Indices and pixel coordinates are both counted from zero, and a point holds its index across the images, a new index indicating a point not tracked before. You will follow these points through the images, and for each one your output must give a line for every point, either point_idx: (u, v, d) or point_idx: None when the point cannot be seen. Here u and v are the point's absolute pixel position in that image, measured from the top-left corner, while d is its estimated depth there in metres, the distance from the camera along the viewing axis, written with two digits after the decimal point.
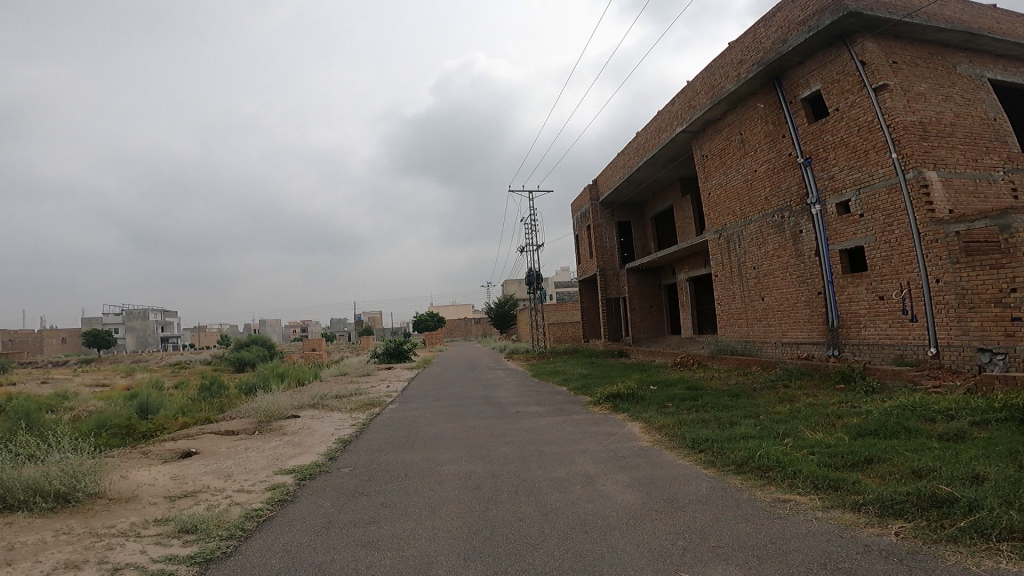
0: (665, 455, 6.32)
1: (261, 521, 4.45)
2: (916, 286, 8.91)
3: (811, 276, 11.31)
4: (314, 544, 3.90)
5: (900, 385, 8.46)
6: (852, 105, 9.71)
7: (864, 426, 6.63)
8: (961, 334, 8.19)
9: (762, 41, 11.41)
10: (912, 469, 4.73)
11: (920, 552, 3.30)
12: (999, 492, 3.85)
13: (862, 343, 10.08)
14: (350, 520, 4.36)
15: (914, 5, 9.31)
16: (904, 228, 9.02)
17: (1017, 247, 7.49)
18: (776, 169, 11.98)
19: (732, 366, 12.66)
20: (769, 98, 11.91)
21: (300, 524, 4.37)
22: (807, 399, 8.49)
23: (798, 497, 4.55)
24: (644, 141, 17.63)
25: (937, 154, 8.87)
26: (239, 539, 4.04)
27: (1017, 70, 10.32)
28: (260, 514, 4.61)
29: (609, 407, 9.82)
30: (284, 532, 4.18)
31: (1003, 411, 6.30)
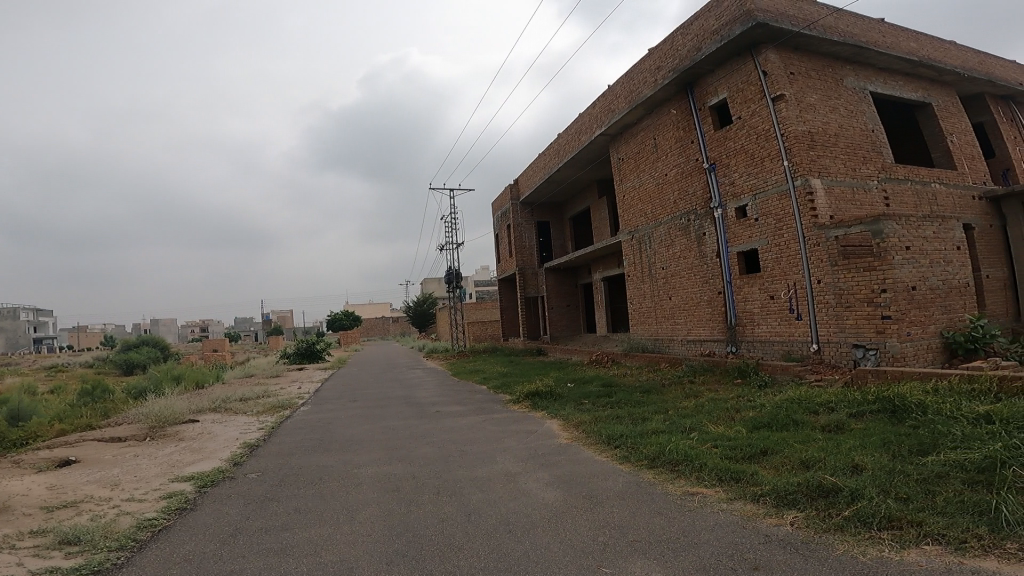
0: (583, 452, 6.48)
1: (156, 531, 4.11)
2: (801, 286, 9.74)
3: (713, 276, 12.04)
4: (220, 552, 3.66)
5: (788, 379, 9.23)
6: (752, 114, 10.42)
7: (759, 419, 7.16)
8: (839, 331, 9.08)
9: (677, 49, 11.90)
10: (801, 460, 5.16)
11: (814, 541, 3.59)
12: (876, 483, 4.25)
13: (756, 340, 10.88)
14: (260, 528, 4.12)
15: (812, 18, 10.01)
16: (792, 233, 9.82)
17: (886, 252, 8.44)
18: (684, 173, 12.64)
19: (642, 363, 13.25)
20: (681, 105, 12.50)
21: (203, 531, 4.08)
22: (709, 394, 9.06)
23: (704, 490, 4.83)
24: (564, 143, 18.02)
25: (822, 163, 9.71)
26: (133, 550, 3.71)
27: (898, 84, 11.07)
28: (155, 523, 4.25)
29: (528, 405, 9.96)
30: (185, 540, 3.90)
31: (875, 403, 7.00)
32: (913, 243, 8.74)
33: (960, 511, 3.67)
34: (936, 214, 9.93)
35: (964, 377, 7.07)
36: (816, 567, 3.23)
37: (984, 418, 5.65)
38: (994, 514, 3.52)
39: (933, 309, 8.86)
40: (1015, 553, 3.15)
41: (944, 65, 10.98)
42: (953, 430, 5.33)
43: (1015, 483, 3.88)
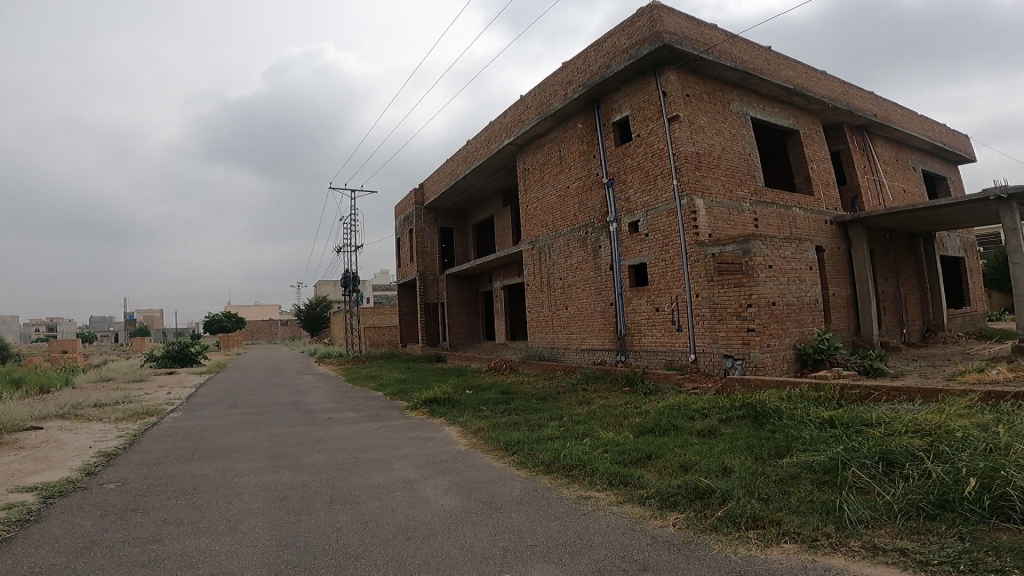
0: (481, 458, 6.47)
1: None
2: (682, 300, 10.49)
3: (605, 288, 12.61)
4: (75, 567, 3.25)
5: (670, 387, 9.84)
6: (650, 133, 11.06)
7: (644, 424, 7.57)
8: (712, 342, 9.89)
9: (586, 65, 12.30)
10: (681, 463, 5.53)
11: (693, 542, 3.84)
12: (743, 484, 4.64)
13: (642, 350, 11.53)
14: (124, 539, 3.71)
15: (710, 43, 10.76)
16: (676, 249, 10.57)
17: (752, 270, 9.36)
18: (585, 186, 13.15)
19: (539, 371, 13.53)
20: (587, 119, 12.96)
21: (52, 544, 3.61)
22: (600, 401, 9.45)
23: (597, 494, 5.02)
24: (473, 150, 18.07)
25: (706, 184, 10.50)
26: None
27: (774, 111, 12.11)
28: None
29: (426, 411, 9.81)
30: (30, 554, 3.43)
31: (741, 408, 7.67)
32: (775, 263, 9.77)
33: (812, 509, 4.08)
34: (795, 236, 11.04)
35: (812, 386, 7.93)
36: (697, 567, 3.43)
37: (828, 422, 6.38)
38: (841, 512, 3.94)
39: (789, 324, 9.89)
40: (858, 548, 3.52)
41: (812, 95, 12.13)
42: (806, 434, 5.98)
43: (854, 483, 4.39)
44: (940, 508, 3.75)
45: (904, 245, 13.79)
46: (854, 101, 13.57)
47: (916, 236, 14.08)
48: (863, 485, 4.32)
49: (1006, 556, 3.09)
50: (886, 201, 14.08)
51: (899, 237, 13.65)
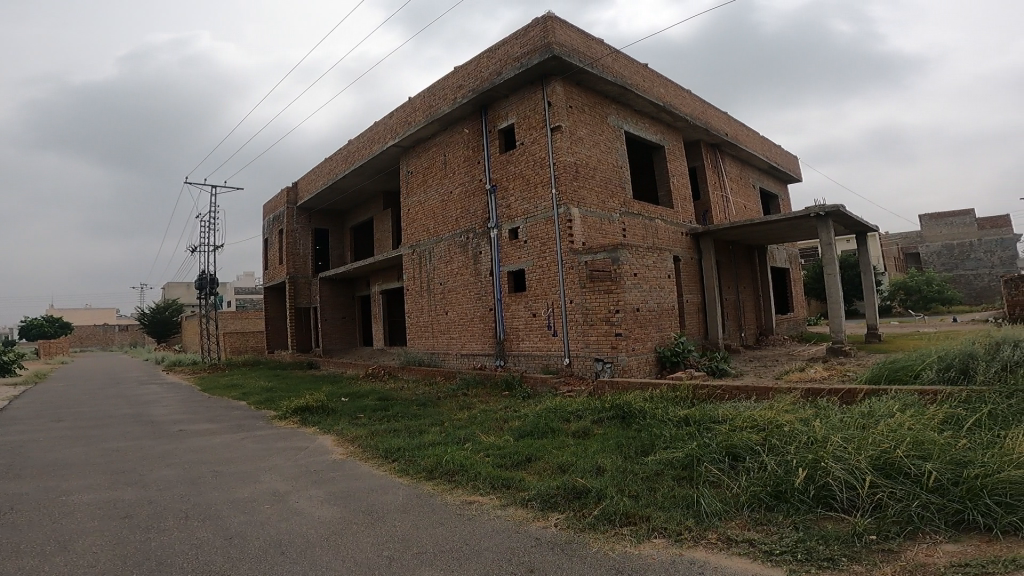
0: (359, 467, 6.20)
1: None
2: (557, 306, 10.92)
3: (485, 294, 12.73)
4: None
5: (547, 391, 10.12)
6: (533, 141, 11.37)
7: (523, 427, 7.73)
8: (584, 346, 10.39)
9: (476, 70, 12.33)
10: (559, 464, 5.69)
11: (574, 541, 3.94)
12: (615, 483, 4.87)
13: (520, 354, 11.77)
14: None
15: (594, 57, 11.32)
16: (552, 257, 10.98)
17: (620, 277, 9.97)
18: (467, 191, 13.20)
19: (418, 377, 13.29)
20: (473, 125, 13.01)
21: None
22: (481, 406, 9.49)
23: (479, 498, 4.99)
24: (354, 149, 17.39)
25: (581, 194, 10.98)
26: None
27: (645, 127, 13.00)
28: None
29: (297, 421, 9.21)
30: None
31: (612, 409, 8.11)
32: (639, 271, 10.48)
33: (674, 505, 4.34)
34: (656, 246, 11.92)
35: (670, 387, 8.59)
36: (580, 566, 3.51)
37: (684, 420, 6.95)
38: (698, 506, 4.19)
39: (651, 329, 10.63)
40: (714, 541, 3.69)
41: (677, 114, 13.19)
42: (666, 432, 6.46)
43: (707, 477, 4.81)
44: (776, 499, 4.04)
45: (745, 258, 15.49)
46: (710, 121, 14.96)
47: (755, 250, 15.87)
48: (715, 479, 4.74)
49: (834, 544, 3.24)
50: (733, 217, 15.70)
51: (741, 251, 15.31)
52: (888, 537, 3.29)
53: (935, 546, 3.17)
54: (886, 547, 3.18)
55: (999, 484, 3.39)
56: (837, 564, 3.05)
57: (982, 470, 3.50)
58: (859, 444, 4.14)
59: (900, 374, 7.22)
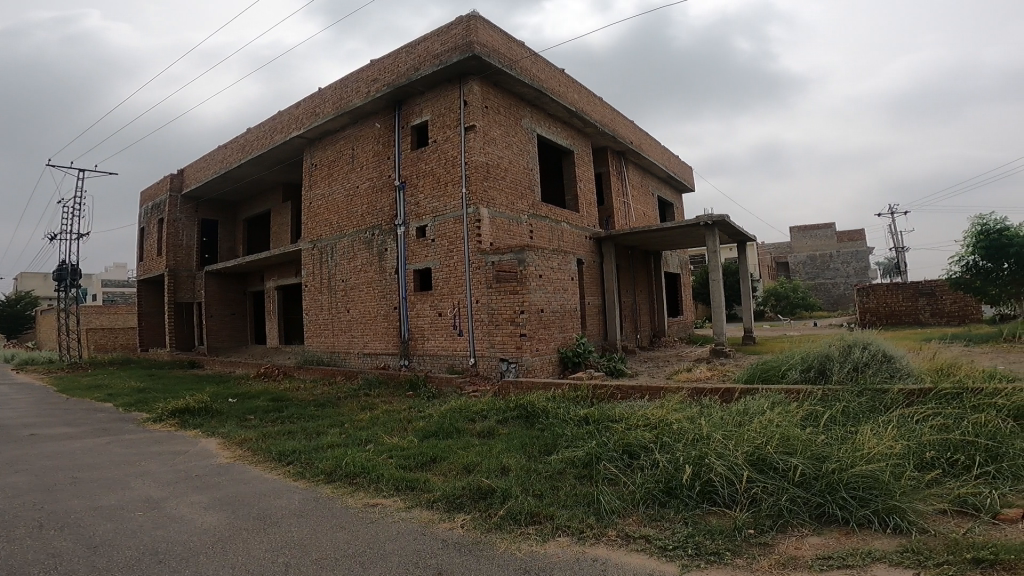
0: (249, 472, 5.89)
1: None
2: (463, 306, 10.97)
3: (389, 292, 12.49)
4: None
5: (451, 391, 10.13)
6: (446, 140, 11.29)
7: (427, 428, 7.69)
8: (489, 346, 10.52)
9: (392, 64, 12.02)
10: (464, 465, 5.74)
11: (481, 542, 4.01)
12: (520, 483, 5.00)
13: (425, 354, 11.68)
14: None
15: (513, 59, 11.43)
16: (459, 257, 11.01)
17: (525, 279, 10.18)
18: (375, 187, 12.87)
19: (316, 377, 12.77)
20: (385, 120, 12.71)
21: None
22: (384, 406, 9.32)
23: (383, 501, 4.93)
24: (252, 137, 16.36)
25: (491, 194, 11.07)
26: None
27: (557, 131, 13.32)
28: None
29: (175, 423, 8.53)
30: None
31: (516, 409, 8.29)
32: (544, 273, 10.75)
33: (576, 502, 4.54)
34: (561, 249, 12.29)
35: (572, 387, 8.92)
36: (486, 566, 3.59)
37: (585, 419, 7.25)
38: (598, 504, 4.41)
39: (554, 330, 10.96)
40: (614, 538, 3.91)
41: (587, 121, 13.65)
42: (567, 431, 6.71)
43: (605, 474, 5.08)
44: (667, 495, 4.35)
45: (642, 263, 16.36)
46: (617, 130, 15.62)
47: (651, 255, 16.80)
48: (612, 476, 5.01)
49: (719, 538, 3.54)
50: (633, 223, 16.53)
51: (639, 256, 16.15)
52: (763, 530, 3.63)
53: (803, 538, 3.52)
54: (762, 540, 3.51)
55: (853, 478, 3.85)
56: (722, 558, 3.33)
57: (839, 464, 3.97)
58: (738, 442, 4.56)
59: (771, 374, 8.00)
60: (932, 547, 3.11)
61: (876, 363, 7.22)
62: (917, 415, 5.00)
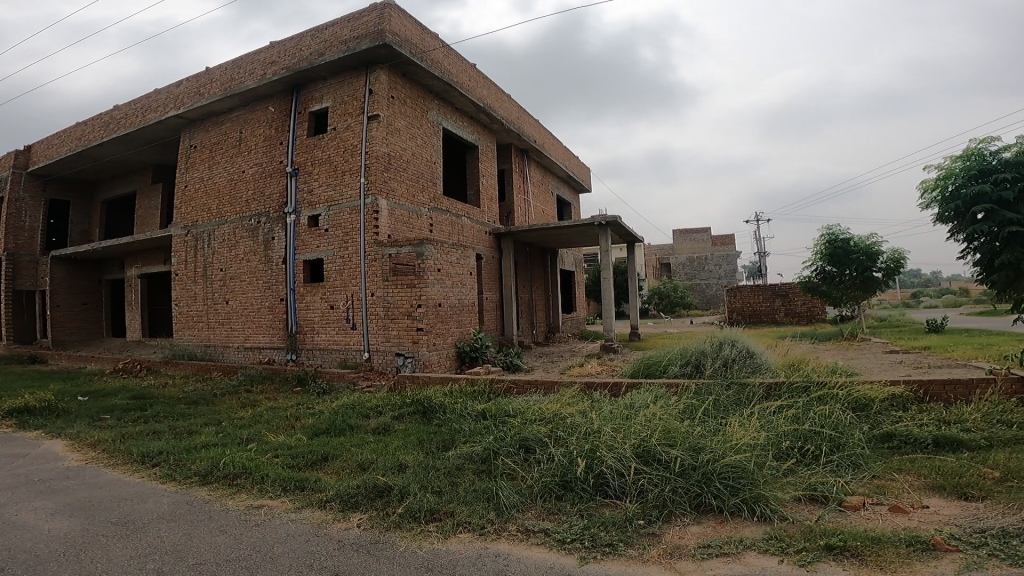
0: (106, 475, 5.42)
1: None
2: (356, 299, 10.69)
3: (275, 283, 11.85)
4: None
5: (343, 386, 9.88)
6: (346, 128, 10.90)
7: (317, 425, 7.47)
8: (385, 341, 10.36)
9: (294, 46, 11.33)
10: (359, 462, 5.68)
11: (380, 541, 4.02)
12: (418, 480, 5.05)
13: (314, 348, 11.24)
14: None
15: (426, 50, 11.24)
16: (354, 248, 10.71)
17: (423, 273, 10.13)
18: (263, 173, 12.13)
19: (188, 373, 11.86)
20: (280, 103, 12.01)
21: None
22: (268, 403, 8.89)
23: (270, 502, 4.77)
24: (120, 112, 14.75)
25: (392, 186, 10.83)
26: None
27: (463, 125, 13.30)
28: None
29: (12, 425, 7.57)
30: None
31: (412, 404, 8.27)
32: (442, 267, 10.78)
33: (476, 498, 4.67)
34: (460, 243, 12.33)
35: (468, 381, 9.06)
36: (388, 566, 3.60)
37: (482, 414, 7.41)
38: (498, 499, 4.57)
39: (451, 324, 11.02)
40: (515, 532, 4.08)
41: (494, 118, 13.75)
42: (465, 426, 6.84)
43: (504, 468, 5.25)
44: (563, 488, 4.62)
45: (538, 259, 16.84)
46: (522, 128, 15.89)
47: (547, 252, 17.36)
48: (511, 470, 5.19)
49: (612, 530, 3.84)
50: (532, 220, 16.94)
51: (536, 252, 16.61)
52: (652, 521, 3.97)
53: (685, 528, 3.90)
54: (651, 531, 3.85)
55: (724, 468, 4.32)
56: (616, 549, 3.61)
57: (713, 455, 4.44)
58: (626, 435, 4.93)
59: (653, 369, 8.66)
60: (790, 532, 3.56)
61: (742, 358, 8.06)
62: (774, 407, 5.70)
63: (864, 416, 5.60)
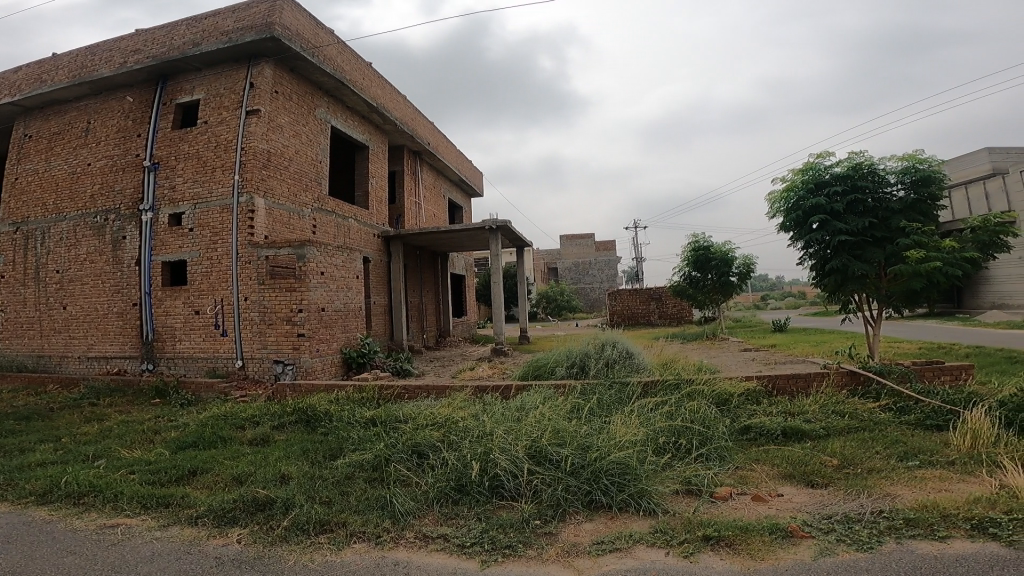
0: None
1: None
2: (227, 303, 9.97)
3: (127, 286, 10.70)
4: None
5: (212, 397, 9.20)
6: (220, 122, 10.15)
7: (182, 438, 6.91)
8: (260, 348, 9.75)
9: (164, 34, 10.43)
10: (233, 476, 5.34)
11: (264, 556, 3.86)
12: (304, 491, 4.86)
13: (176, 357, 10.31)
14: None
15: (317, 45, 10.78)
16: (225, 248, 9.97)
17: (304, 275, 9.69)
18: (114, 166, 10.92)
19: (16, 387, 10.39)
20: (142, 93, 10.93)
21: None
22: (119, 416, 8.03)
23: (128, 520, 4.41)
24: None
25: (271, 184, 10.23)
26: None
27: (354, 124, 12.89)
28: None
29: None
30: None
31: (293, 414, 7.91)
32: (326, 270, 10.38)
33: (370, 507, 4.60)
34: (346, 245, 11.94)
35: (355, 388, 8.81)
36: None
37: (370, 421, 7.27)
38: (393, 507, 4.54)
39: (335, 329, 10.63)
40: (413, 539, 4.08)
41: (387, 119, 13.47)
42: (353, 434, 6.68)
43: (397, 476, 5.22)
44: (459, 492, 4.70)
45: (428, 262, 16.72)
46: (415, 129, 15.72)
47: (437, 255, 17.30)
48: (405, 477, 5.17)
49: (511, 531, 3.99)
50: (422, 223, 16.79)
51: (426, 256, 16.48)
52: (547, 520, 4.18)
53: (579, 525, 4.15)
54: (548, 530, 4.05)
55: (611, 466, 4.65)
56: (516, 550, 3.76)
57: (600, 453, 4.76)
58: (519, 437, 5.12)
59: (541, 370, 9.01)
60: (673, 525, 3.91)
61: (622, 359, 8.65)
62: (652, 404, 6.20)
63: (726, 410, 6.27)
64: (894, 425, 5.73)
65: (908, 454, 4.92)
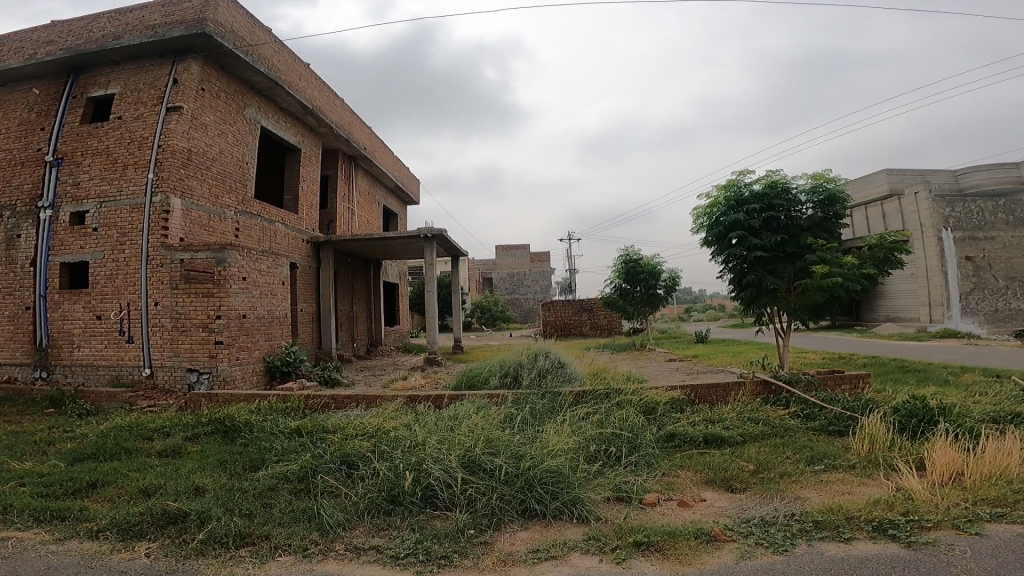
0: None
1: None
2: (135, 307, 9.34)
3: (20, 288, 9.82)
4: None
5: (114, 407, 8.63)
6: (136, 117, 9.57)
7: (81, 450, 6.42)
8: (172, 356, 9.19)
9: (80, 24, 9.79)
10: (140, 488, 5.01)
11: (178, 570, 3.67)
12: (221, 504, 4.64)
13: (74, 365, 9.53)
14: None
15: (251, 43, 10.39)
16: (134, 249, 9.35)
17: (225, 281, 9.25)
18: (13, 160, 10.07)
19: None
20: (50, 84, 10.19)
21: None
22: (6, 427, 7.34)
23: (19, 534, 4.13)
24: None
25: (190, 183, 9.70)
26: None
27: (287, 125, 12.49)
28: None
29: None
30: None
31: (208, 424, 7.51)
32: (249, 275, 9.95)
33: (295, 519, 4.45)
34: (272, 250, 11.49)
35: (278, 398, 8.48)
36: None
37: (295, 431, 7.03)
38: (320, 518, 4.42)
39: (258, 337, 10.19)
40: (343, 551, 4.00)
41: (323, 122, 13.14)
42: (277, 444, 6.44)
43: (324, 487, 5.08)
44: (391, 503, 4.65)
45: (360, 269, 16.35)
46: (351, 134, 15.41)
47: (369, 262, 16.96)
48: (333, 488, 5.03)
49: (445, 541, 3.99)
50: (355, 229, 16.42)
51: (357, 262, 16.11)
52: (481, 529, 4.22)
53: (514, 534, 4.20)
54: (482, 539, 4.08)
55: (544, 474, 4.74)
56: (452, 560, 3.76)
57: (532, 462, 4.84)
58: (451, 446, 5.12)
59: (475, 379, 9.03)
60: (606, 532, 4.05)
61: (554, 368, 8.82)
62: (583, 413, 6.37)
63: (652, 418, 6.54)
64: (802, 430, 6.19)
65: (815, 458, 5.33)
